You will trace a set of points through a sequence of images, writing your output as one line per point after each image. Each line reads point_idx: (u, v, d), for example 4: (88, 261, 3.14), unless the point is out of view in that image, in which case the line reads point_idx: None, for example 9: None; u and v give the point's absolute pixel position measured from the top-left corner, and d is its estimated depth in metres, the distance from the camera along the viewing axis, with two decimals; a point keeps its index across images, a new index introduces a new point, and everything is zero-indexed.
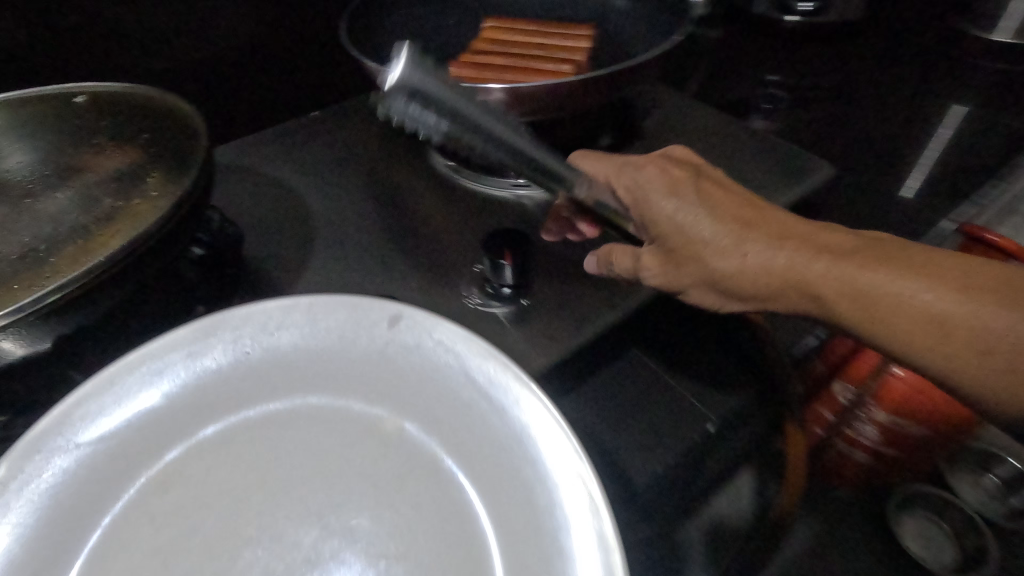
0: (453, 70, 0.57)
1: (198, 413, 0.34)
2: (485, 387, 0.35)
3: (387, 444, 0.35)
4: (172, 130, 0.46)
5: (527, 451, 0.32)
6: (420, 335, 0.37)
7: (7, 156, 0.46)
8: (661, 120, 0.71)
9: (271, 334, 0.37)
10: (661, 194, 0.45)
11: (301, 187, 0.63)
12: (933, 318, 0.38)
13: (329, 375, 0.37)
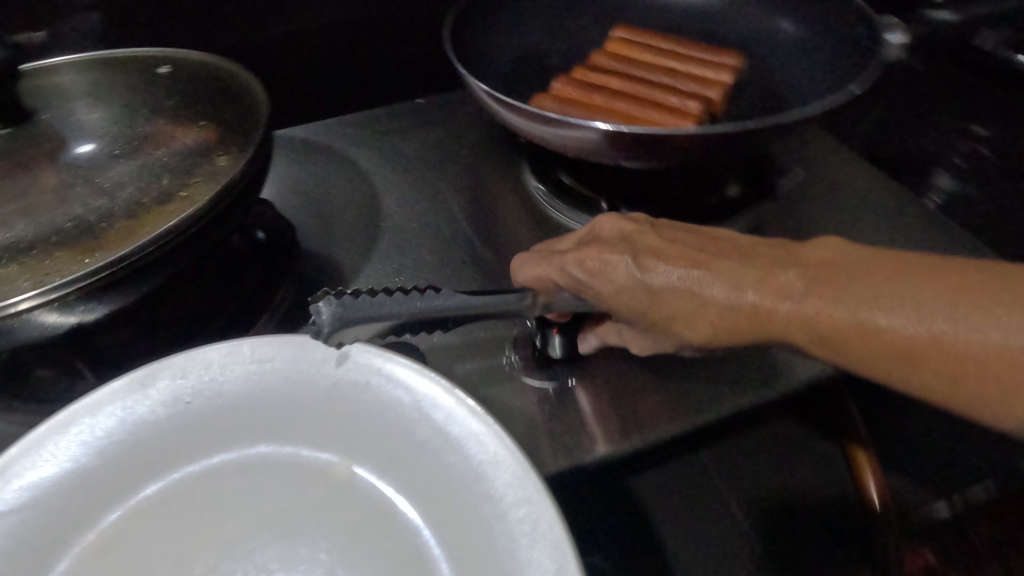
0: (558, 88, 0.49)
1: (125, 470, 0.30)
2: (437, 423, 0.31)
3: (338, 492, 0.31)
4: (243, 109, 0.44)
5: (491, 502, 0.29)
6: (370, 372, 0.33)
7: (80, 115, 0.45)
8: (809, 175, 0.57)
9: (205, 379, 0.32)
10: (612, 277, 0.33)
11: (380, 185, 0.59)
12: (959, 357, 0.28)
13: (272, 420, 0.32)
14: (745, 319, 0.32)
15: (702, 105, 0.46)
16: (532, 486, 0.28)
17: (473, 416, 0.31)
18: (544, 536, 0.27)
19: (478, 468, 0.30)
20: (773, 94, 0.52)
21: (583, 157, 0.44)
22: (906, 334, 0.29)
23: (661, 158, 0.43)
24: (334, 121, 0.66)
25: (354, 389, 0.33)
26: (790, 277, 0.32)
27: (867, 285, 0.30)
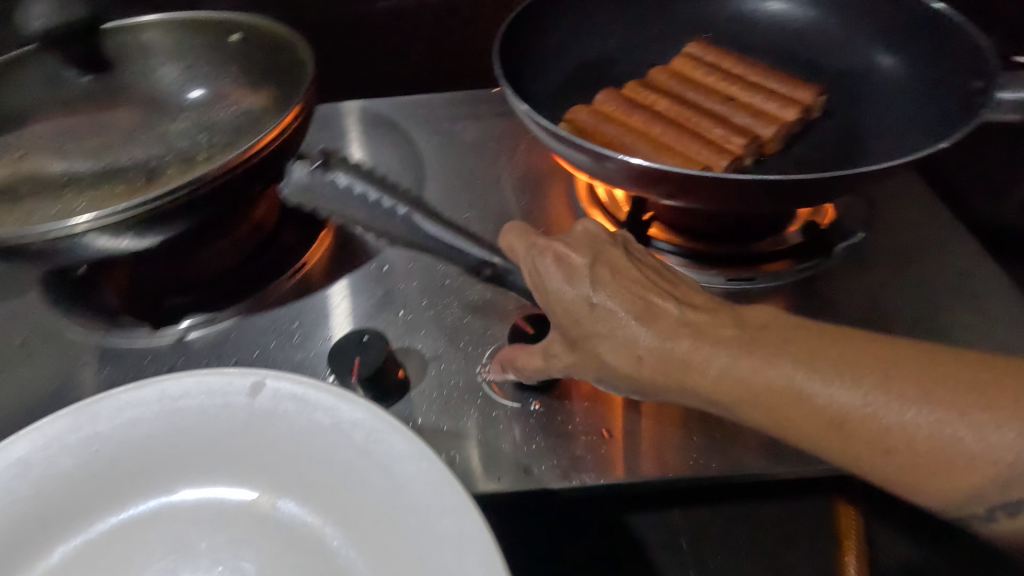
0: (600, 101, 0.46)
1: (38, 524, 0.30)
2: (356, 443, 0.31)
3: (263, 525, 0.31)
4: (294, 76, 0.47)
5: (418, 514, 0.29)
6: (283, 400, 0.32)
7: (162, 71, 0.50)
8: (883, 233, 0.50)
9: (105, 427, 0.32)
10: (557, 274, 0.32)
11: (432, 170, 0.62)
12: (907, 444, 0.26)
13: (187, 463, 0.32)
14: (681, 365, 0.30)
15: (747, 142, 0.41)
16: (460, 499, 0.28)
17: (396, 428, 0.31)
18: (472, 549, 0.27)
19: (401, 480, 0.30)
20: (850, 138, 0.45)
21: (600, 178, 0.42)
22: (849, 406, 0.27)
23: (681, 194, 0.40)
24: (404, 100, 0.71)
25: (267, 420, 0.32)
26: (728, 329, 0.30)
27: (820, 351, 0.28)
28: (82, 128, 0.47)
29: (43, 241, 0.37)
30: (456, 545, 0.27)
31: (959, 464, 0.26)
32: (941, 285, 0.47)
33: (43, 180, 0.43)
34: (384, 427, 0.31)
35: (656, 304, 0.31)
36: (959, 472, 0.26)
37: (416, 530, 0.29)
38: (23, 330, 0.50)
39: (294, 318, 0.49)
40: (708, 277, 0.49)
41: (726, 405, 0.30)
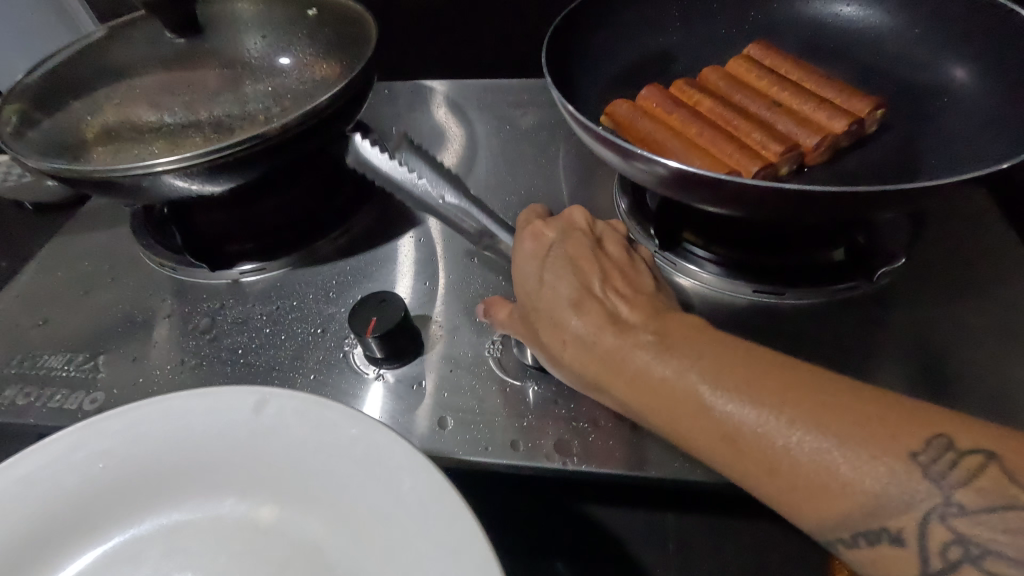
0: (645, 95, 0.47)
1: (54, 532, 0.32)
2: (356, 457, 0.32)
3: (266, 537, 0.32)
4: (360, 48, 0.51)
5: (414, 525, 0.29)
6: (282, 416, 0.33)
7: (247, 39, 0.56)
8: (929, 258, 0.48)
9: (111, 447, 0.33)
10: (524, 255, 0.40)
11: (482, 151, 0.65)
12: (802, 481, 0.28)
13: (194, 477, 0.33)
14: (598, 352, 0.35)
15: (783, 150, 0.42)
16: (457, 511, 0.28)
17: (393, 440, 0.31)
18: (468, 560, 0.27)
19: (399, 489, 0.30)
20: (901, 158, 0.45)
21: (630, 176, 0.42)
22: (737, 422, 0.30)
23: (710, 199, 0.39)
24: (471, 84, 0.74)
25: (267, 438, 0.33)
26: (647, 334, 0.35)
27: (726, 367, 0.31)
28: (177, 84, 0.53)
29: (126, 178, 0.42)
30: (451, 555, 0.27)
31: (833, 490, 0.27)
32: (994, 327, 0.43)
33: (139, 126, 0.50)
34: (385, 441, 0.31)
35: (592, 299, 0.37)
36: (834, 498, 0.27)
37: (412, 539, 0.29)
38: (113, 258, 0.57)
39: (333, 277, 0.53)
40: (738, 288, 0.47)
41: (632, 402, 0.34)
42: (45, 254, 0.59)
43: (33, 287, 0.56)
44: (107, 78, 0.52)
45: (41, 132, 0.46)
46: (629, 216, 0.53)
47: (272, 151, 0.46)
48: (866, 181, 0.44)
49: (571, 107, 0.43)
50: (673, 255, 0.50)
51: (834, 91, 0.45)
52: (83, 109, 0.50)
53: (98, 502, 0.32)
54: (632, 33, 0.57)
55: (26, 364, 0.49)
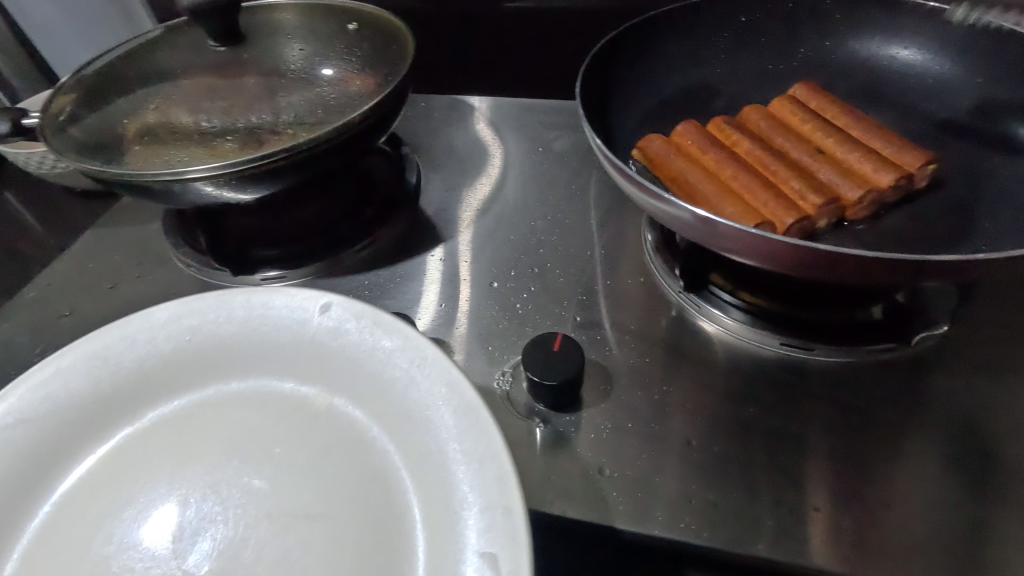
0: (681, 128, 0.46)
1: (142, 384, 0.38)
2: (403, 362, 0.36)
3: (316, 419, 0.37)
4: (401, 64, 0.52)
5: (446, 427, 0.33)
6: (343, 316, 0.38)
7: (290, 48, 0.56)
8: (973, 325, 0.46)
9: (201, 321, 0.40)
10: (702, 185, 0.42)
11: (512, 170, 0.65)
12: None
13: (264, 360, 0.39)
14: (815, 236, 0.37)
15: (823, 202, 0.40)
16: (485, 422, 0.32)
17: (437, 353, 0.35)
18: (490, 469, 0.30)
19: (436, 395, 0.34)
20: (951, 220, 0.42)
21: (658, 219, 0.41)
22: None
23: (736, 249, 0.38)
24: (507, 103, 0.73)
25: (328, 334, 0.38)
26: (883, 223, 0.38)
27: None
28: (216, 89, 0.52)
29: (158, 182, 0.43)
30: (476, 463, 0.31)
31: None
32: None
33: (174, 128, 0.49)
34: (428, 354, 0.35)
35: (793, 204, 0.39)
36: None
37: (445, 443, 0.33)
38: (144, 253, 0.59)
39: (350, 291, 0.53)
40: (766, 339, 0.46)
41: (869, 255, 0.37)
42: (81, 243, 0.60)
43: (68, 274, 0.58)
44: (151, 80, 0.53)
45: (82, 130, 0.48)
46: (656, 255, 0.52)
47: (302, 165, 0.46)
48: (912, 241, 0.41)
49: (600, 142, 0.42)
50: (695, 296, 0.49)
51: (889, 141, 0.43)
52: (124, 109, 0.51)
53: (191, 365, 0.39)
54: (674, 66, 0.56)
55: (51, 352, 0.51)
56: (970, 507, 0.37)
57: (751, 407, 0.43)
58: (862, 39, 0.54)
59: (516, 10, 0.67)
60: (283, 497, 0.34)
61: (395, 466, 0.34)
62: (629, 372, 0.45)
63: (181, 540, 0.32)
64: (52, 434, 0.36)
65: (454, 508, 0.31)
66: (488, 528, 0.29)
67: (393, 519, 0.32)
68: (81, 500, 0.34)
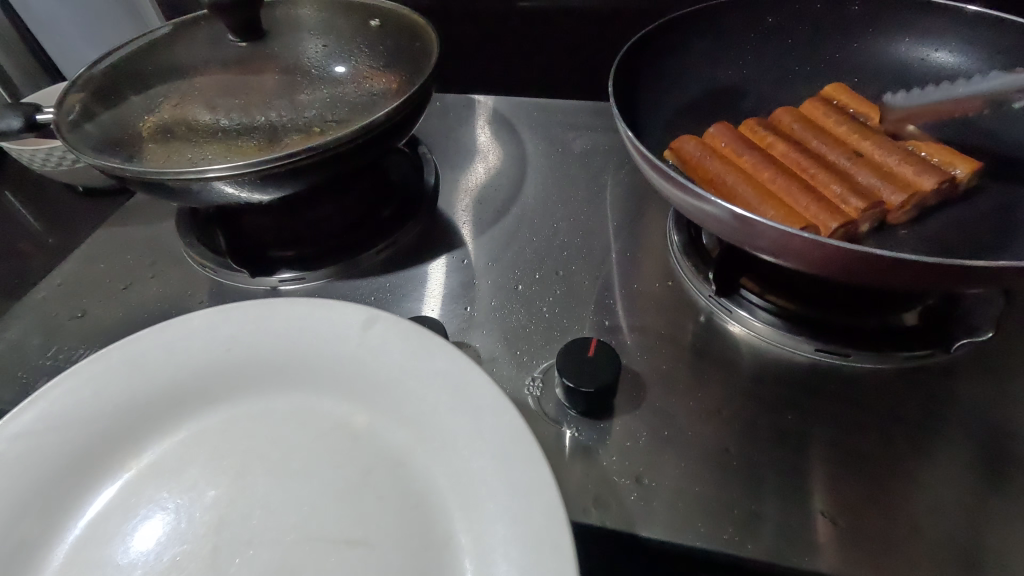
0: (715, 129, 0.45)
1: (175, 391, 0.37)
2: (446, 385, 0.35)
3: (352, 439, 0.36)
4: (426, 62, 0.51)
5: (491, 457, 0.32)
6: (388, 334, 0.38)
7: (311, 43, 0.55)
8: (1008, 330, 0.45)
9: (241, 329, 0.39)
10: (740, 189, 0.41)
11: (532, 169, 0.64)
12: None
13: (302, 374, 0.38)
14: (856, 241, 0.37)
15: (865, 207, 0.40)
16: (532, 456, 0.31)
17: (484, 379, 0.34)
18: (537, 503, 0.29)
19: (483, 423, 0.33)
20: (986, 232, 0.42)
21: (693, 217, 0.40)
22: None
23: (770, 250, 0.37)
24: (523, 103, 0.72)
25: (371, 351, 0.38)
26: None
27: None
28: (234, 87, 0.51)
29: (180, 181, 0.41)
30: (522, 494, 0.30)
31: None
32: None
33: (193, 126, 0.48)
34: (475, 378, 0.34)
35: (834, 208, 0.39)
36: None
37: (492, 474, 0.31)
38: (156, 254, 0.57)
39: (372, 293, 0.51)
40: (798, 344, 0.45)
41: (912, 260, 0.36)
42: (90, 243, 0.59)
43: (77, 275, 0.56)
44: (167, 76, 0.52)
45: (98, 127, 0.46)
46: (682, 258, 0.51)
47: (331, 164, 0.45)
48: (955, 246, 0.42)
49: (634, 137, 0.41)
50: (721, 299, 0.47)
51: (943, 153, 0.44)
52: (141, 106, 0.49)
53: (228, 376, 0.38)
54: (700, 66, 0.55)
55: (62, 355, 0.49)
56: (992, 520, 0.36)
57: (786, 415, 0.42)
58: (890, 41, 0.54)
59: (535, 8, 0.66)
60: (320, 522, 0.33)
61: (436, 493, 0.33)
62: (661, 377, 0.45)
63: (218, 562, 0.31)
64: (91, 444, 0.35)
65: (497, 543, 0.30)
66: (535, 567, 0.28)
67: (435, 549, 0.31)
68: (114, 514, 0.33)
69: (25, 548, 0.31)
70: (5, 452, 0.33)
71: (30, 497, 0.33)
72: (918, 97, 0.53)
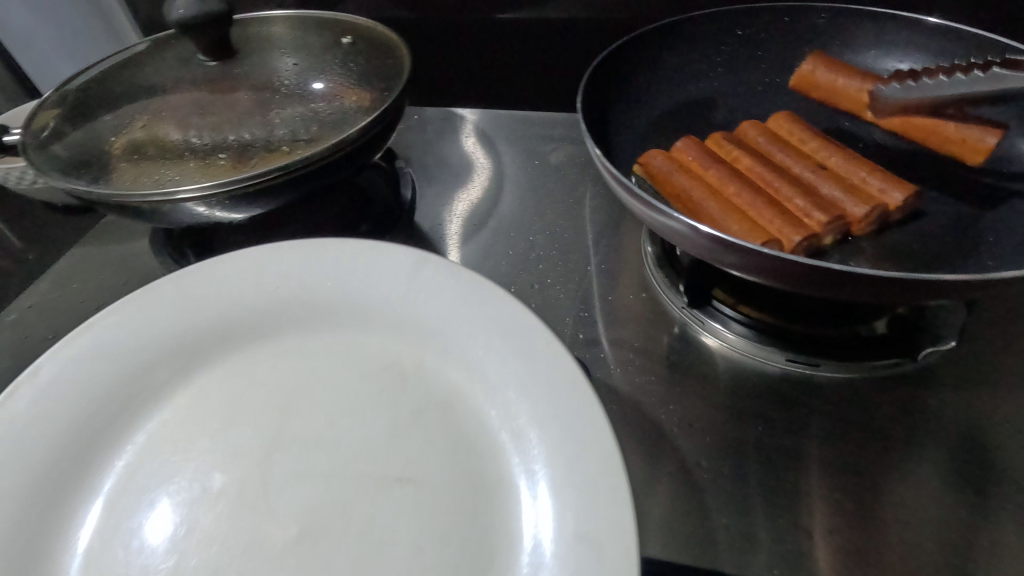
0: (683, 144, 0.46)
1: (232, 331, 0.41)
2: (494, 327, 0.38)
3: (404, 379, 0.39)
4: (398, 79, 0.51)
5: (543, 398, 0.34)
6: (437, 279, 0.41)
7: (284, 58, 0.55)
8: (978, 341, 0.46)
9: (298, 274, 0.43)
10: (704, 202, 0.42)
11: (510, 182, 0.64)
12: None
13: (356, 321, 0.42)
14: None
15: (828, 220, 0.40)
16: (583, 401, 0.33)
17: (531, 325, 0.37)
18: (587, 445, 0.31)
19: (533, 366, 0.35)
20: (946, 248, 0.43)
21: (660, 233, 0.40)
22: None
23: (739, 265, 0.37)
24: (502, 116, 0.73)
25: (422, 295, 0.41)
26: None
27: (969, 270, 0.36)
28: (205, 105, 0.51)
29: (147, 203, 0.41)
30: (570, 437, 0.32)
31: None
32: None
33: (163, 145, 0.48)
34: (523, 321, 0.37)
35: (796, 224, 0.40)
36: None
37: (540, 416, 0.34)
38: (130, 272, 0.57)
39: None
40: (769, 354, 0.45)
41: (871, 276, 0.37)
42: (65, 263, 0.59)
43: (51, 295, 0.56)
44: (138, 95, 0.52)
45: (66, 148, 0.46)
46: (656, 270, 0.51)
47: (302, 182, 0.45)
48: (917, 259, 0.43)
49: (602, 155, 0.41)
50: (693, 308, 0.48)
51: (953, 145, 0.46)
52: (110, 125, 0.49)
53: (284, 319, 0.42)
54: (671, 81, 0.56)
55: None
56: (971, 525, 0.37)
57: (759, 426, 0.42)
58: (855, 56, 0.55)
59: (509, 24, 0.67)
60: (370, 457, 0.36)
61: (485, 432, 0.35)
62: (636, 389, 0.45)
63: (276, 488, 0.35)
64: (140, 370, 0.39)
65: (544, 482, 0.32)
66: (581, 505, 0.30)
67: (485, 485, 0.33)
68: (161, 436, 0.37)
69: (90, 464, 0.35)
70: (63, 372, 0.37)
71: (97, 417, 0.37)
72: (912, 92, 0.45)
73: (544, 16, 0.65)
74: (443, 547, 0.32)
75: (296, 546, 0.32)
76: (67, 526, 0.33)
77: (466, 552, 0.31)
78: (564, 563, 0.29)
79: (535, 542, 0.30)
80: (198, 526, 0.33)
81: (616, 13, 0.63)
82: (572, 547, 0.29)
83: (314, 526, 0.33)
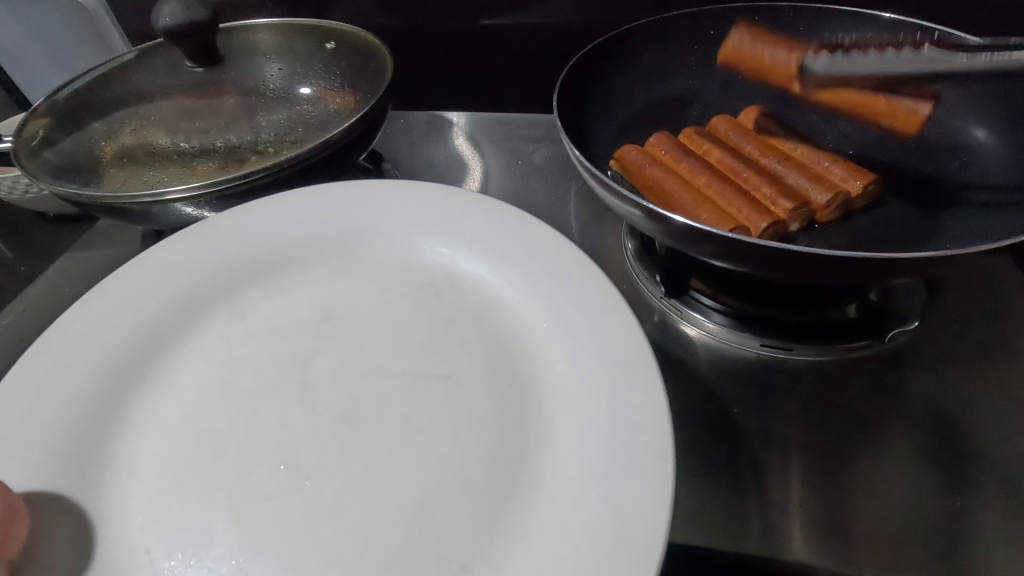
0: (656, 138, 0.48)
1: (271, 261, 0.43)
2: (527, 247, 0.40)
3: (438, 295, 0.41)
4: (380, 83, 0.53)
5: (576, 300, 0.37)
6: (470, 209, 0.44)
7: (269, 65, 0.57)
8: (943, 320, 0.48)
9: (333, 213, 0.45)
10: (677, 195, 0.44)
11: (493, 180, 0.66)
12: None
13: (392, 245, 0.44)
14: None
15: (793, 207, 0.43)
16: (615, 307, 0.35)
17: (560, 242, 0.40)
18: (614, 340, 0.34)
19: (563, 279, 0.38)
20: (906, 231, 0.46)
21: (634, 225, 0.41)
22: None
23: (716, 254, 0.39)
24: (487, 120, 0.75)
25: (458, 217, 0.43)
26: None
27: None
28: (193, 111, 0.53)
29: (138, 204, 0.42)
30: (603, 335, 0.34)
31: None
32: (1002, 395, 0.43)
33: (152, 150, 0.49)
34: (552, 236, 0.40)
35: (765, 213, 0.42)
36: None
37: (568, 322, 0.36)
38: None
39: None
40: (745, 340, 0.46)
41: None
42: (56, 267, 0.60)
43: (43, 299, 0.57)
44: (127, 102, 0.53)
45: (57, 153, 0.47)
46: (636, 266, 0.53)
47: (288, 182, 0.46)
48: (878, 242, 0.45)
49: (580, 155, 0.43)
50: (671, 300, 0.49)
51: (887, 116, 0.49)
52: (100, 132, 0.50)
53: (320, 254, 0.44)
54: (645, 83, 0.58)
55: None
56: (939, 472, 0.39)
57: (735, 406, 0.44)
58: None
59: (489, 31, 0.69)
60: (406, 359, 0.37)
61: (519, 337, 0.38)
62: None
63: (311, 388, 0.36)
64: (195, 303, 0.41)
65: (574, 372, 0.34)
66: (608, 390, 0.32)
67: (521, 381, 0.36)
68: (200, 364, 0.38)
69: (138, 373, 0.37)
70: (121, 305, 0.39)
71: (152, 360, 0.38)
72: (845, 62, 0.45)
73: (523, 24, 0.67)
74: (480, 433, 0.33)
75: (339, 433, 0.34)
76: (117, 424, 0.35)
77: (502, 439, 0.33)
78: (598, 434, 0.31)
79: (570, 434, 0.32)
80: (242, 423, 0.35)
81: (593, 20, 0.65)
82: (604, 422, 0.31)
83: (345, 418, 0.35)
